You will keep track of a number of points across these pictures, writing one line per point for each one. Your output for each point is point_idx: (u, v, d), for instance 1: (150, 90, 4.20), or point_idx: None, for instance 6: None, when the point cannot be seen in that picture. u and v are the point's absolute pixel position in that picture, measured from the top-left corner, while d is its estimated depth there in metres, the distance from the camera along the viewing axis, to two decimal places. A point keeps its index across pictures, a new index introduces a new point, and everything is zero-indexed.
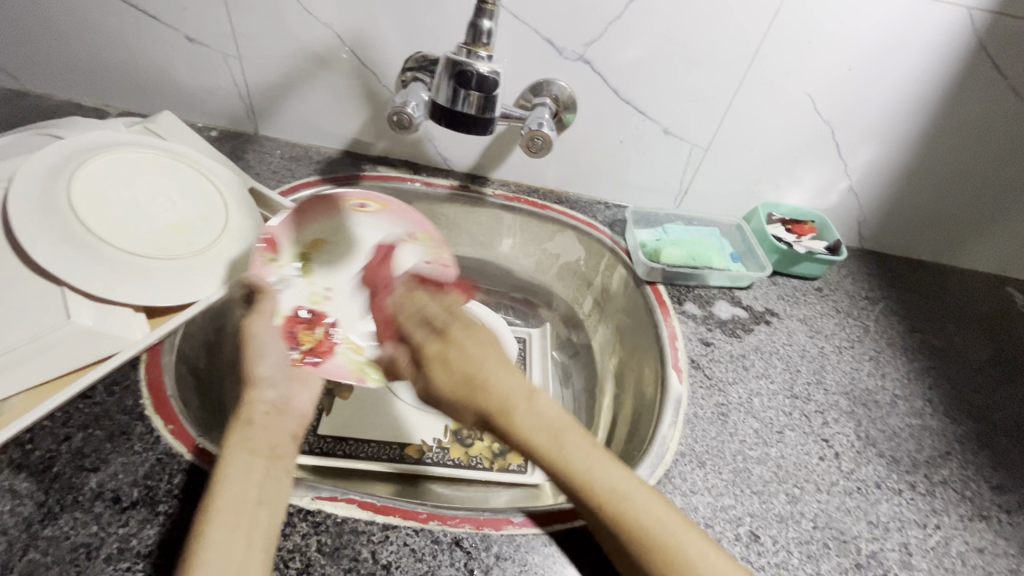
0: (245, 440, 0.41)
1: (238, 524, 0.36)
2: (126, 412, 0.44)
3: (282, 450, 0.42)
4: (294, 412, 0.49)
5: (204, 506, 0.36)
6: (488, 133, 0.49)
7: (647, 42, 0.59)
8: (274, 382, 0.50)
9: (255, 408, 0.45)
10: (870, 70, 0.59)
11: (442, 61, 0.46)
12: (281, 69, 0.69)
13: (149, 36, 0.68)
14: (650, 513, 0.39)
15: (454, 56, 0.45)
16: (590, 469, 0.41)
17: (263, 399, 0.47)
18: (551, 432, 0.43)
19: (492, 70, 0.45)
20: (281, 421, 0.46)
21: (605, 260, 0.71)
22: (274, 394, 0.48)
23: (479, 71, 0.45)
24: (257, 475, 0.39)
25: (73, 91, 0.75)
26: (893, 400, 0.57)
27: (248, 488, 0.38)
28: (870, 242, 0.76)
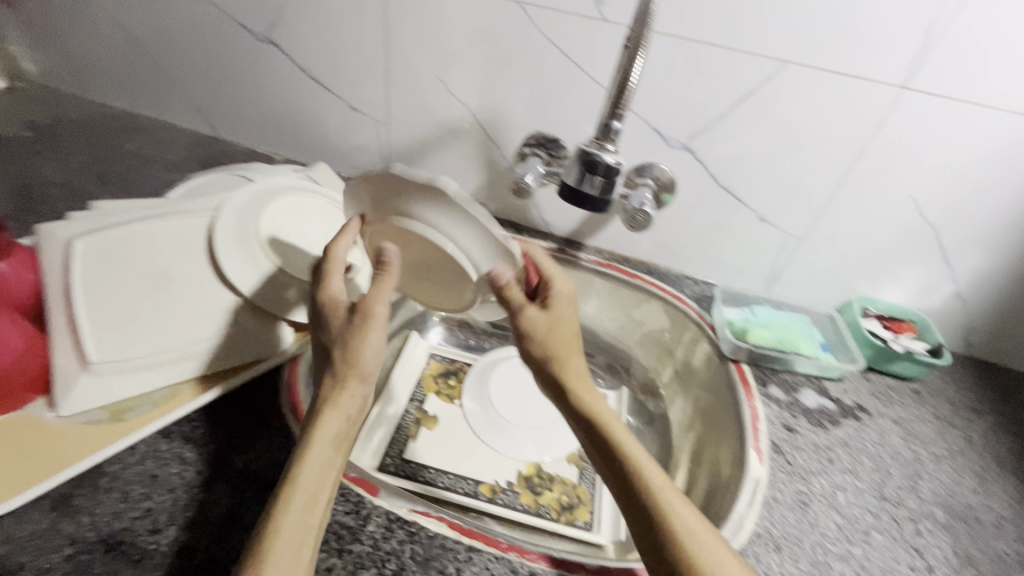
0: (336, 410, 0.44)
1: (309, 521, 0.39)
2: (268, 408, 0.52)
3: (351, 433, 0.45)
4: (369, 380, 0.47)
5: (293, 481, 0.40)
6: (607, 210, 0.56)
7: (749, 137, 0.64)
8: (370, 380, 0.47)
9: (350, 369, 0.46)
10: (980, 178, 0.60)
11: (576, 150, 0.53)
12: (419, 137, 0.81)
13: (320, 103, 0.84)
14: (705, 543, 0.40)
15: (586, 147, 0.53)
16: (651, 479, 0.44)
17: (349, 374, 0.46)
18: (658, 471, 0.44)
19: (617, 160, 0.52)
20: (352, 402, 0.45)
21: (689, 332, 0.73)
22: (368, 363, 0.46)
23: (606, 162, 0.52)
24: (326, 468, 0.42)
25: (253, 140, 0.93)
26: (999, 521, 0.53)
27: (315, 477, 0.41)
28: (979, 351, 0.73)
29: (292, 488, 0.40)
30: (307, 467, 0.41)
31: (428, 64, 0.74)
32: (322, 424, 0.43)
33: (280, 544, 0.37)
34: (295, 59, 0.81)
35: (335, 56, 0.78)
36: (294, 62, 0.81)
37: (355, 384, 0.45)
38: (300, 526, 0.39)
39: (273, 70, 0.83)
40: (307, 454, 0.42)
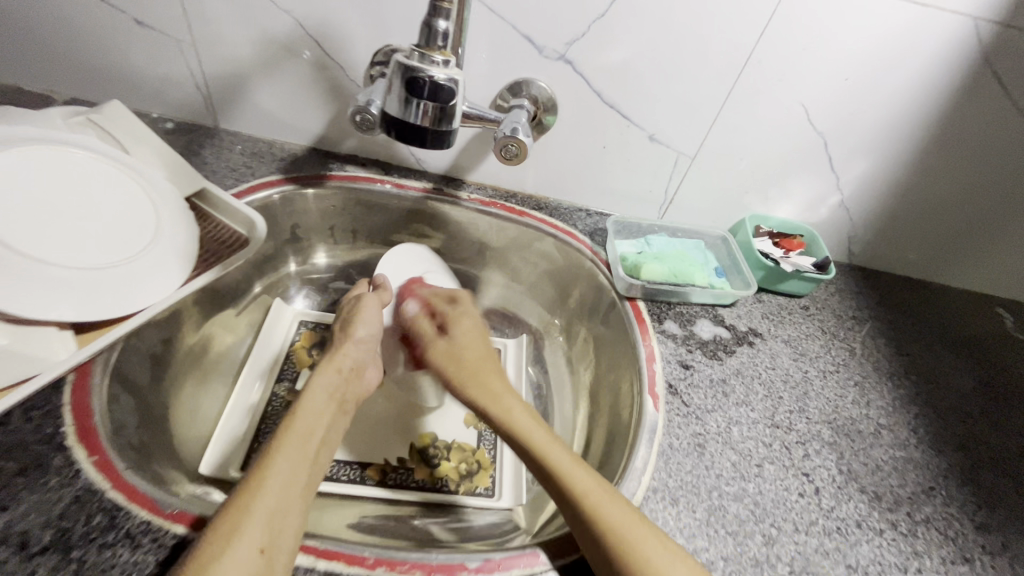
0: (333, 385, 0.49)
1: (304, 461, 0.40)
2: (44, 441, 0.39)
3: (348, 408, 0.49)
4: (366, 380, 0.55)
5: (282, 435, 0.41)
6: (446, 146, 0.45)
7: (633, 43, 0.55)
8: (367, 346, 0.55)
9: (343, 360, 0.52)
10: (867, 81, 0.55)
11: (393, 64, 0.42)
12: (241, 59, 0.63)
13: (93, 16, 0.62)
14: (608, 500, 0.40)
15: (404, 60, 0.41)
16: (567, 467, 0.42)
17: (351, 354, 0.53)
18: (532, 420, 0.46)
19: (449, 77, 0.41)
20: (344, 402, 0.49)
21: (583, 271, 0.68)
22: (360, 355, 0.54)
23: (433, 78, 0.40)
24: (327, 426, 0.45)
25: (14, 74, 0.70)
26: (877, 430, 0.55)
27: (324, 426, 0.45)
28: (861, 259, 0.73)
29: (283, 441, 0.41)
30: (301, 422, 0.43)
31: None
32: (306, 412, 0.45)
33: (275, 475, 0.38)
34: None
35: None
36: None
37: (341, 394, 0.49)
38: (273, 496, 0.37)
39: None
40: (302, 413, 0.44)
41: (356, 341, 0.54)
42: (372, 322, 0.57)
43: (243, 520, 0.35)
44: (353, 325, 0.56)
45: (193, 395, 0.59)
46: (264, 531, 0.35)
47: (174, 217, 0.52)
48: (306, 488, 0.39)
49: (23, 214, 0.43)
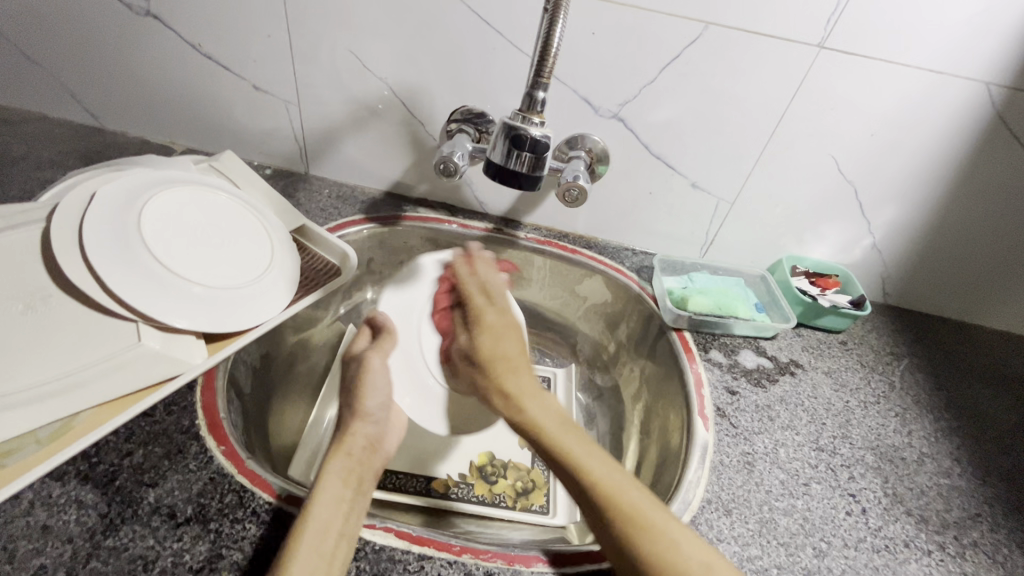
0: (346, 468, 0.45)
1: (325, 549, 0.38)
2: (183, 432, 0.47)
3: (367, 486, 0.45)
4: (381, 451, 0.52)
5: (300, 527, 0.39)
6: (536, 189, 0.52)
7: (678, 103, 0.63)
8: (375, 418, 0.53)
9: (353, 440, 0.49)
10: (892, 135, 0.62)
11: (499, 125, 0.50)
12: (336, 117, 0.74)
13: (217, 82, 0.75)
14: (609, 467, 0.41)
15: (511, 121, 0.49)
16: (604, 471, 0.40)
17: (361, 433, 0.50)
18: (561, 421, 0.44)
19: (545, 133, 0.49)
20: (373, 460, 0.49)
21: (631, 304, 0.74)
22: (372, 430, 0.52)
23: (534, 134, 0.48)
24: (348, 505, 0.42)
25: (143, 129, 0.82)
26: (921, 458, 0.57)
27: (348, 496, 0.42)
28: (895, 298, 0.77)
29: (300, 534, 0.38)
30: (314, 512, 0.40)
31: (337, 36, 0.67)
32: (326, 471, 0.44)
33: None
34: (184, 35, 0.71)
35: (229, 30, 0.69)
36: (183, 38, 0.71)
37: (362, 447, 0.49)
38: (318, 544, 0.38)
39: (160, 49, 0.73)
40: (317, 502, 0.41)
41: (360, 418, 0.51)
42: (380, 394, 0.54)
43: None
44: (360, 401, 0.53)
45: (283, 406, 0.65)
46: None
47: (280, 248, 0.61)
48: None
49: (174, 234, 0.52)
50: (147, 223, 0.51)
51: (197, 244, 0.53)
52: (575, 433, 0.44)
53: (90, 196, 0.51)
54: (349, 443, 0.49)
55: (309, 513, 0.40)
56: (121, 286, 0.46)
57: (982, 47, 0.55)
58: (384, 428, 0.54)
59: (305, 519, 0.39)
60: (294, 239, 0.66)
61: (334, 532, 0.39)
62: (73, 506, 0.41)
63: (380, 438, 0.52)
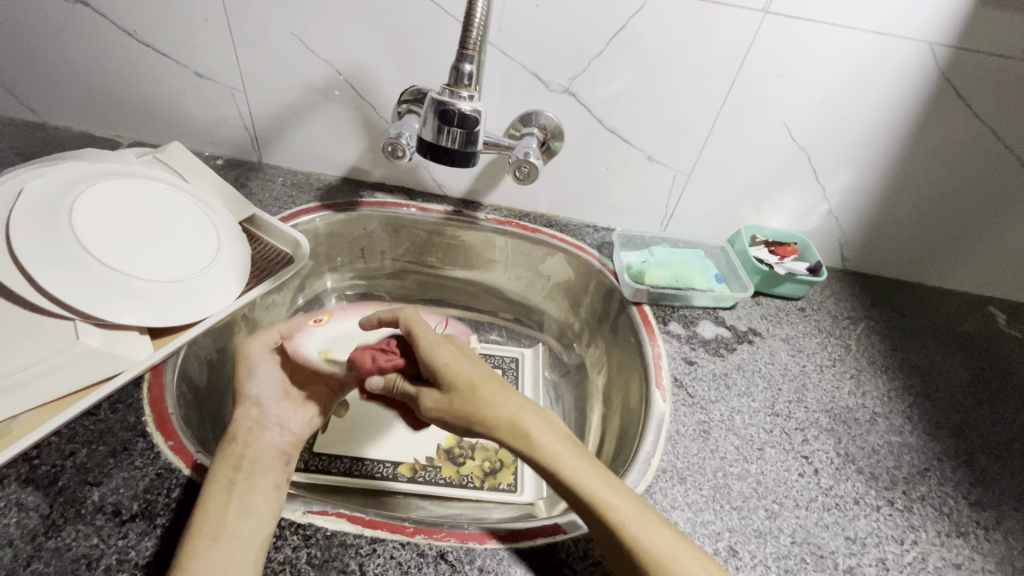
0: (232, 456, 0.45)
1: (221, 531, 0.38)
2: (129, 429, 0.46)
3: (263, 465, 0.45)
4: (273, 427, 0.52)
5: (192, 522, 0.39)
6: (471, 165, 0.51)
7: (629, 75, 0.62)
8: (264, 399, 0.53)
9: (240, 425, 0.49)
10: (842, 99, 0.62)
11: (428, 101, 0.48)
12: (283, 102, 0.72)
13: (158, 70, 0.72)
14: (586, 471, 0.43)
15: (438, 96, 0.48)
16: (576, 470, 0.43)
17: (247, 416, 0.50)
18: (558, 436, 0.45)
19: (474, 108, 0.48)
20: (265, 435, 0.50)
21: (593, 281, 0.73)
22: (257, 411, 0.52)
23: (462, 109, 0.47)
24: (241, 490, 0.42)
25: (86, 122, 0.80)
26: (873, 417, 0.58)
27: (239, 482, 0.42)
28: (853, 263, 0.78)
29: (197, 528, 0.38)
30: (209, 505, 0.40)
31: (277, 18, 0.65)
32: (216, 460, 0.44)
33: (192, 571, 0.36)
34: (118, 21, 0.68)
35: (164, 15, 0.67)
36: (117, 25, 0.68)
37: (252, 428, 0.49)
38: (219, 527, 0.38)
39: (94, 38, 0.70)
40: (208, 494, 0.41)
41: (245, 402, 0.52)
42: (263, 380, 0.55)
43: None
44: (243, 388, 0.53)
45: None
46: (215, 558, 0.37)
47: (228, 238, 0.60)
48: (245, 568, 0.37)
49: (111, 229, 0.51)
50: (82, 217, 0.50)
51: (137, 238, 0.52)
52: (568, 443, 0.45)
53: (17, 193, 0.49)
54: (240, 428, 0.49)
55: (198, 516, 0.39)
56: (54, 283, 0.45)
57: (924, 7, 0.54)
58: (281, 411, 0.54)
59: (197, 520, 0.39)
60: (245, 229, 0.65)
61: (228, 517, 0.39)
62: (13, 509, 0.40)
63: (268, 418, 0.52)
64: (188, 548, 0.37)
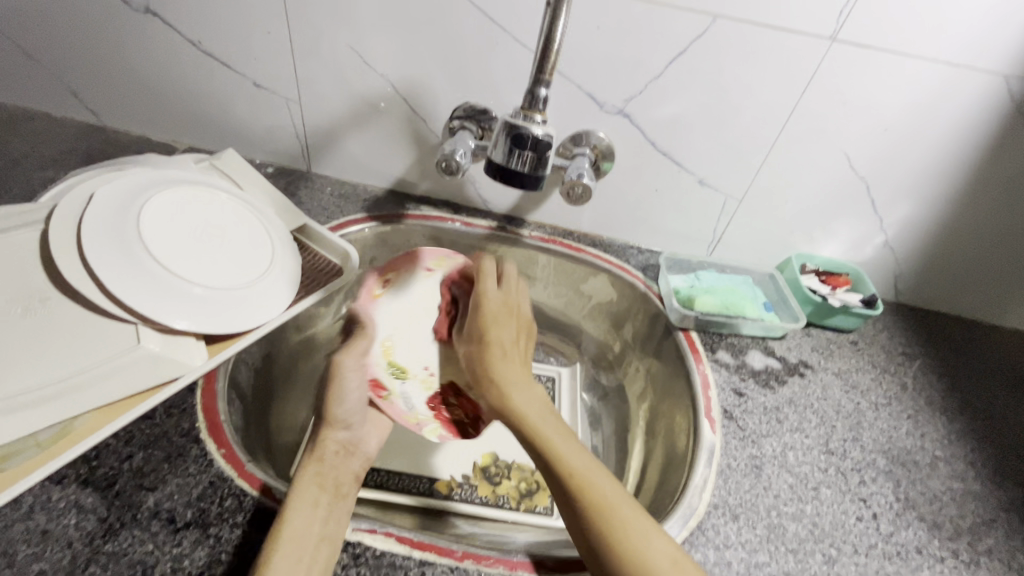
0: (316, 476, 0.45)
1: (308, 547, 0.38)
2: (183, 435, 0.47)
3: (346, 490, 0.45)
4: (359, 454, 0.54)
5: (274, 535, 0.39)
6: (538, 189, 0.51)
7: (686, 98, 0.61)
8: (348, 424, 0.55)
9: (327, 447, 0.50)
10: (907, 130, 0.60)
11: (500, 123, 0.48)
12: (337, 114, 0.74)
13: (218, 79, 0.74)
14: (595, 471, 0.44)
15: (512, 120, 0.48)
16: (573, 454, 0.45)
17: (334, 438, 0.52)
18: (572, 445, 0.46)
19: (547, 133, 0.48)
20: (348, 461, 0.50)
21: (637, 303, 0.72)
22: (344, 435, 0.54)
23: (535, 133, 0.47)
24: (325, 513, 0.41)
25: (144, 127, 0.82)
26: (934, 461, 0.56)
27: (325, 503, 0.42)
28: (907, 297, 0.75)
29: (277, 542, 0.38)
30: (292, 523, 0.40)
31: (338, 32, 0.66)
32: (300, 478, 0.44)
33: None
34: (184, 32, 0.70)
35: (228, 26, 0.68)
36: (183, 35, 0.71)
37: (340, 451, 0.51)
38: (302, 542, 0.38)
39: (160, 47, 0.72)
40: (292, 508, 0.41)
41: (333, 424, 0.53)
42: (350, 403, 0.56)
43: None
44: (329, 408, 0.54)
45: (286, 406, 0.65)
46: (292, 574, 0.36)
47: (281, 248, 0.60)
48: None
49: (173, 235, 0.52)
50: (146, 222, 0.51)
51: (196, 244, 0.53)
52: (594, 467, 0.44)
53: (89, 197, 0.50)
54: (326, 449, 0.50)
55: (281, 530, 0.39)
56: (121, 288, 0.46)
57: (1001, 38, 0.53)
58: (360, 432, 0.56)
59: (279, 537, 0.38)
60: (295, 238, 0.66)
61: (312, 538, 0.39)
62: (72, 510, 0.40)
63: (355, 442, 0.54)
64: (266, 560, 0.37)
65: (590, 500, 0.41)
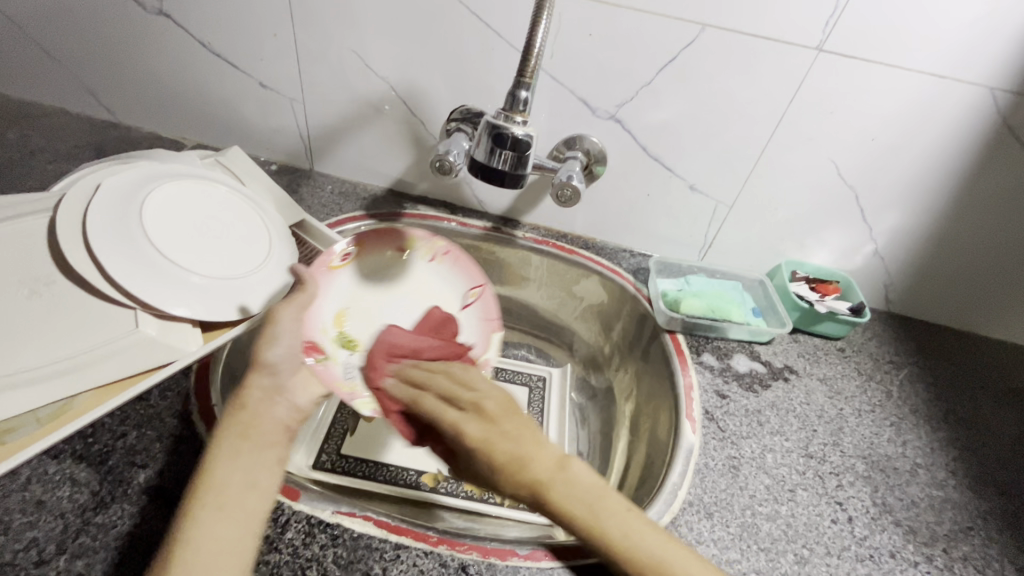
0: (238, 422, 0.41)
1: (224, 516, 0.36)
2: (175, 416, 0.49)
3: (273, 439, 0.42)
4: (286, 400, 0.46)
5: (197, 491, 0.37)
6: (519, 187, 0.52)
7: (677, 105, 0.63)
8: (279, 370, 0.47)
9: (250, 393, 0.44)
10: (895, 140, 0.61)
11: (483, 124, 0.50)
12: (339, 114, 0.76)
13: (226, 79, 0.77)
14: (598, 512, 0.40)
15: (493, 120, 0.50)
16: (607, 518, 0.40)
17: (259, 384, 0.45)
18: (587, 492, 0.41)
19: (527, 133, 0.49)
20: (275, 408, 0.44)
21: (627, 305, 0.73)
22: (271, 380, 0.46)
23: (515, 134, 0.49)
24: (248, 463, 0.39)
25: (155, 124, 0.85)
26: (914, 468, 0.56)
27: (241, 464, 0.39)
28: (898, 306, 0.76)
29: (197, 498, 0.36)
30: (215, 476, 0.38)
31: (340, 36, 0.69)
32: (220, 433, 0.40)
33: (198, 549, 0.34)
34: (194, 33, 0.73)
35: (236, 28, 0.71)
36: (193, 36, 0.73)
37: (260, 393, 0.44)
38: (226, 507, 0.37)
39: (172, 46, 0.75)
40: (213, 464, 0.38)
41: (259, 366, 0.46)
42: (289, 349, 0.48)
43: (184, 545, 0.34)
44: (258, 350, 0.46)
45: None
46: (214, 548, 0.35)
47: (278, 242, 0.62)
48: (244, 554, 0.36)
49: (173, 226, 0.54)
50: (149, 213, 0.53)
51: (196, 236, 0.55)
52: (604, 497, 0.41)
53: (96, 188, 0.53)
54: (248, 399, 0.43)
55: (201, 487, 0.37)
56: (122, 275, 0.48)
57: (986, 52, 0.54)
58: (288, 380, 0.48)
59: (201, 492, 0.37)
60: (294, 233, 0.68)
61: (236, 495, 0.37)
62: (67, 483, 0.42)
63: (281, 390, 0.47)
64: (188, 517, 0.36)
65: (611, 541, 0.39)
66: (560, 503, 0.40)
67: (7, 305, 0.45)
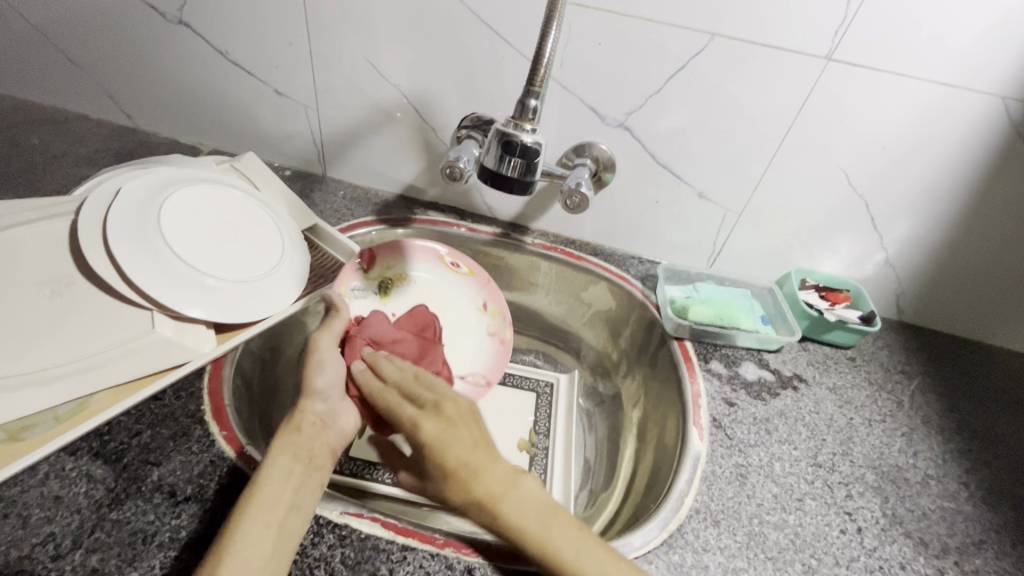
0: (296, 442, 0.45)
1: (267, 529, 0.39)
2: (189, 416, 0.49)
3: (321, 462, 0.46)
4: (339, 428, 0.50)
5: (244, 504, 0.40)
6: (527, 193, 0.53)
7: (686, 114, 0.63)
8: (329, 397, 0.51)
9: (304, 417, 0.48)
10: (905, 148, 0.60)
11: (492, 132, 0.51)
12: (352, 121, 0.77)
13: (243, 87, 0.78)
14: (550, 529, 0.42)
15: (503, 128, 0.50)
16: (547, 532, 0.41)
17: (313, 411, 0.49)
18: (541, 510, 0.43)
19: (535, 141, 0.50)
20: (326, 433, 0.48)
21: (634, 312, 0.74)
22: (324, 409, 0.50)
23: (524, 141, 0.50)
24: (298, 482, 0.42)
25: (173, 130, 0.87)
26: (925, 479, 0.55)
27: (292, 485, 0.42)
28: (909, 316, 0.75)
29: (247, 503, 0.40)
30: (265, 488, 0.41)
31: (354, 45, 0.70)
32: (275, 447, 0.44)
33: (241, 548, 0.37)
34: (212, 41, 0.75)
35: (253, 37, 0.73)
36: (212, 45, 0.75)
37: (313, 419, 0.48)
38: (265, 519, 0.39)
39: (191, 55, 0.77)
40: (267, 478, 0.42)
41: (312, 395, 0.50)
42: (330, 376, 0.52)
43: (226, 547, 0.37)
44: (309, 379, 0.51)
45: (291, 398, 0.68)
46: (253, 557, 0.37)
47: (291, 246, 0.63)
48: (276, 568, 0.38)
49: (190, 230, 0.55)
50: (166, 217, 0.54)
51: (212, 239, 0.56)
52: (555, 516, 0.43)
53: (116, 192, 0.54)
54: (297, 420, 0.47)
55: (251, 495, 0.40)
56: (140, 277, 0.49)
57: (997, 62, 0.53)
58: (339, 407, 0.51)
59: (253, 501, 0.40)
60: (306, 237, 0.69)
61: (282, 508, 0.40)
62: (83, 479, 0.43)
63: (333, 416, 0.50)
64: (233, 525, 0.39)
65: (563, 559, 0.40)
66: (506, 514, 0.42)
67: (30, 305, 0.46)
